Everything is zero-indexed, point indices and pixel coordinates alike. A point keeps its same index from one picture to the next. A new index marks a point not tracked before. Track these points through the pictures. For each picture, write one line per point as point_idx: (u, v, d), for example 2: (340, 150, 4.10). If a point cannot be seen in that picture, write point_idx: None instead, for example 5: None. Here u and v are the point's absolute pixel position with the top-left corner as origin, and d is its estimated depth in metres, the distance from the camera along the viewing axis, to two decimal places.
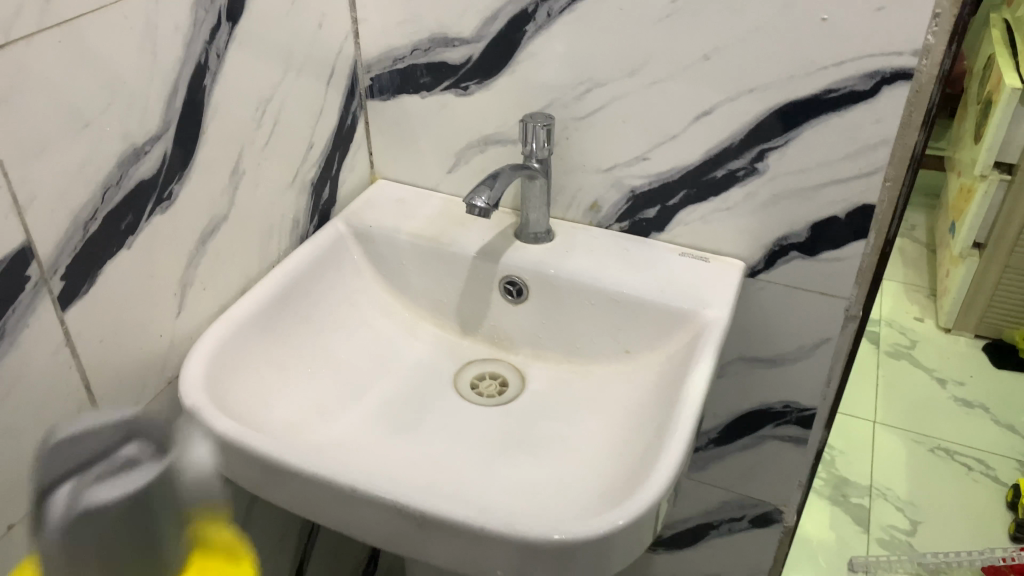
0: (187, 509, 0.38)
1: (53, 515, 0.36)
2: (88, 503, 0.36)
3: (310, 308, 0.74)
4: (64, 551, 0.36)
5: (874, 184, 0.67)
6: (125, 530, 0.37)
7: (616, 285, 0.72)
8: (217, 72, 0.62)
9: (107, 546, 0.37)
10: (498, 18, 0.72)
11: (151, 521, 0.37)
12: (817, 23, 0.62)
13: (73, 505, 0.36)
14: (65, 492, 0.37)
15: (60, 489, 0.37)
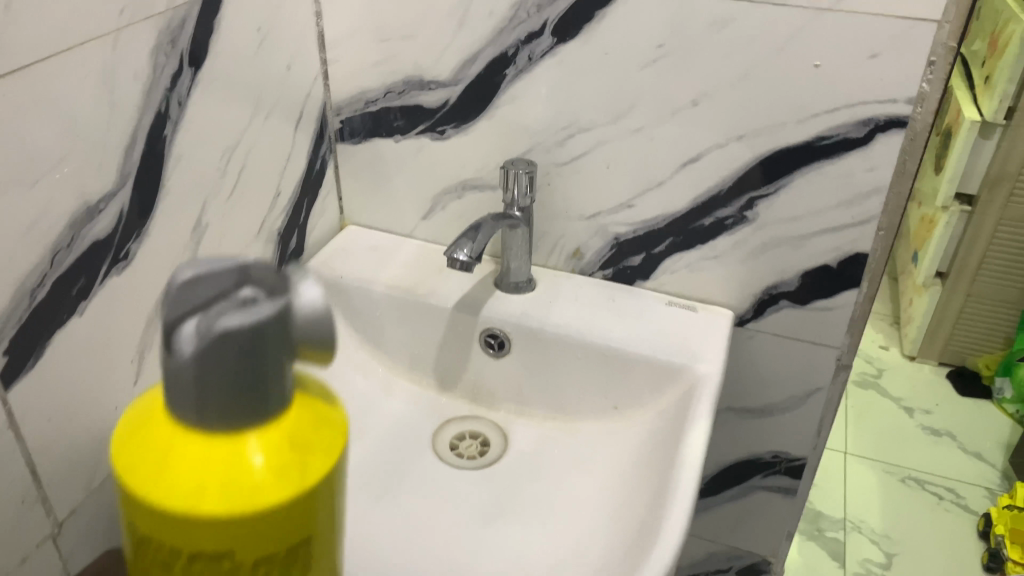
0: (296, 346, 0.32)
1: (185, 326, 0.29)
2: (228, 327, 0.29)
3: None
4: (191, 390, 0.30)
5: (867, 233, 0.65)
6: (247, 365, 0.30)
7: (601, 338, 0.69)
8: (179, 120, 0.58)
9: (244, 374, 0.30)
10: (476, 60, 0.69)
11: (280, 362, 0.31)
12: (810, 70, 0.60)
13: (209, 328, 0.29)
14: (197, 317, 0.30)
15: (193, 317, 0.29)
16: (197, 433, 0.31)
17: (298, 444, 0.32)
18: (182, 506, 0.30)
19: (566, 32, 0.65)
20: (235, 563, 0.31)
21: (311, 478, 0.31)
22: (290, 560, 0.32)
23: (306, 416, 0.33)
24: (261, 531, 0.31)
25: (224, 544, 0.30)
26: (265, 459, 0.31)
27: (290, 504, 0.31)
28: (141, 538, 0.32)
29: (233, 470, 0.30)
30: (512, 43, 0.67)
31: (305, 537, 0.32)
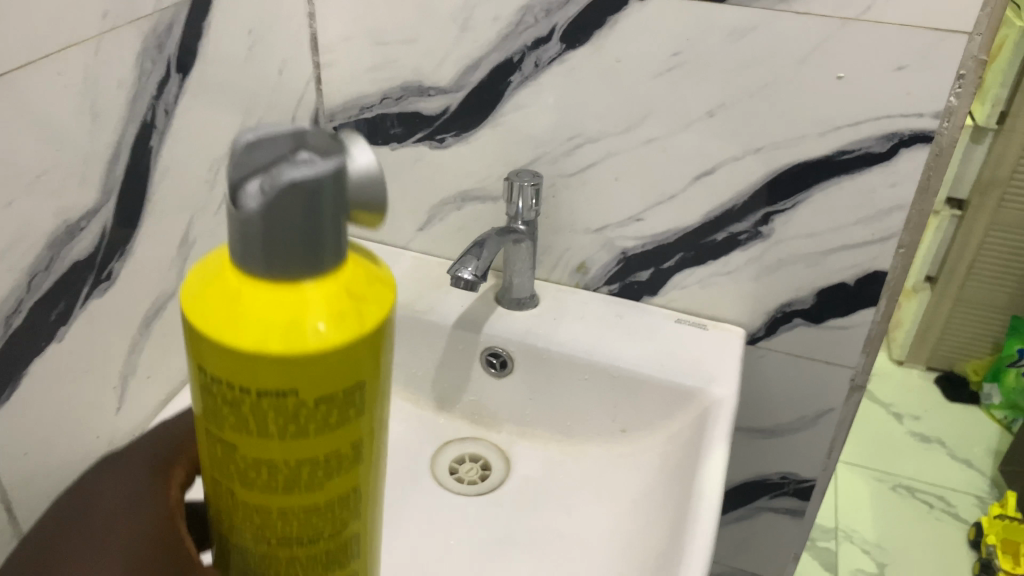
0: (350, 205, 0.28)
1: (248, 186, 0.26)
2: (298, 180, 0.26)
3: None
4: (261, 228, 0.26)
5: (887, 250, 0.63)
6: (307, 215, 0.26)
7: (611, 358, 0.66)
8: (166, 131, 0.54)
9: (307, 221, 0.26)
10: (480, 66, 0.65)
11: (334, 211, 0.27)
12: (832, 81, 0.58)
13: (276, 182, 0.26)
14: (261, 178, 0.26)
15: (254, 176, 0.26)
16: (252, 282, 0.27)
17: (355, 295, 0.28)
18: (245, 361, 0.26)
19: (576, 38, 0.62)
20: (298, 407, 0.27)
21: (369, 323, 0.28)
22: (350, 409, 0.28)
23: (359, 269, 0.29)
24: (321, 373, 0.27)
25: (286, 383, 0.26)
26: (327, 320, 0.27)
27: (350, 348, 0.27)
28: (206, 392, 0.28)
29: (291, 319, 0.27)
30: (518, 49, 0.63)
31: (360, 383, 0.28)
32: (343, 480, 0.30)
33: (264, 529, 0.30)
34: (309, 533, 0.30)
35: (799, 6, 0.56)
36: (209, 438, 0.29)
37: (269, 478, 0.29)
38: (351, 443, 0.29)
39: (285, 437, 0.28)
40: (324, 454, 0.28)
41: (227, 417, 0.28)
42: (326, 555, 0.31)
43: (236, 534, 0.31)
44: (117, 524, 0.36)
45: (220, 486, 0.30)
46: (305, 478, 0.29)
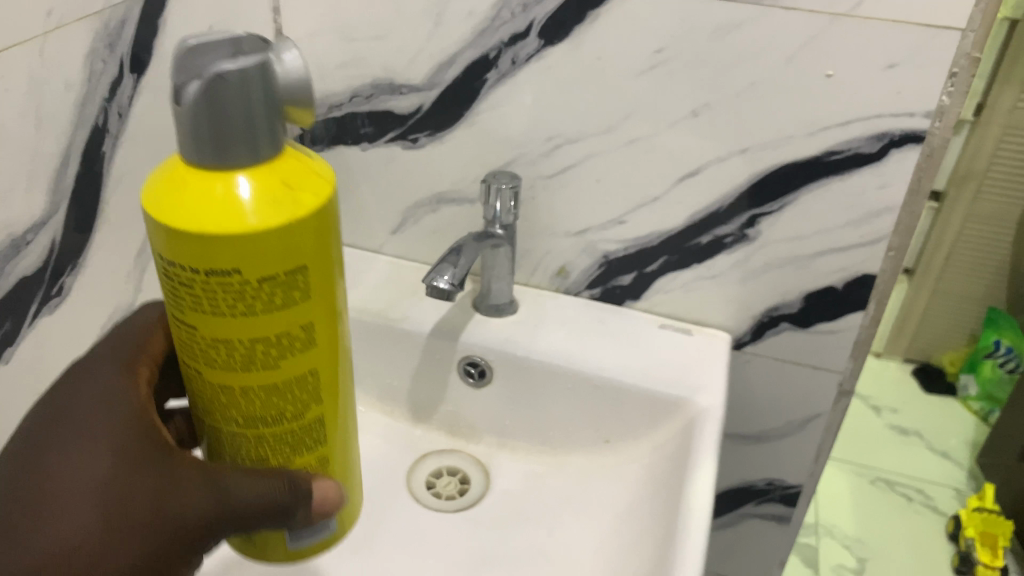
0: (279, 103, 0.33)
1: (188, 86, 0.31)
2: (227, 72, 0.31)
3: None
4: (202, 119, 0.31)
5: (877, 253, 0.61)
6: (244, 102, 0.31)
7: (593, 367, 0.63)
8: (120, 135, 0.51)
9: (237, 107, 0.31)
10: (454, 63, 0.62)
11: (261, 100, 0.32)
12: (822, 79, 0.55)
13: (211, 78, 0.31)
14: (198, 81, 0.31)
15: (193, 78, 0.31)
16: (199, 172, 0.32)
17: (289, 185, 0.33)
18: (197, 237, 0.32)
19: (555, 34, 0.59)
20: (243, 284, 0.32)
21: (302, 208, 0.33)
22: (294, 285, 0.34)
23: (290, 164, 0.34)
24: (264, 252, 0.32)
25: (232, 263, 0.32)
26: (261, 204, 0.32)
27: (289, 228, 0.32)
28: (167, 276, 0.34)
29: (229, 205, 0.32)
30: (494, 45, 0.61)
31: (302, 265, 0.34)
32: (296, 351, 0.35)
33: (232, 397, 0.35)
34: (270, 399, 0.36)
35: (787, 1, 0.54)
36: (179, 321, 0.35)
37: (231, 353, 0.34)
38: (299, 321, 0.35)
39: (239, 311, 0.33)
40: (274, 327, 0.34)
41: (190, 299, 0.33)
42: (290, 419, 0.37)
43: (221, 420, 0.36)
44: (87, 416, 0.39)
45: (193, 364, 0.36)
46: (261, 348, 0.34)
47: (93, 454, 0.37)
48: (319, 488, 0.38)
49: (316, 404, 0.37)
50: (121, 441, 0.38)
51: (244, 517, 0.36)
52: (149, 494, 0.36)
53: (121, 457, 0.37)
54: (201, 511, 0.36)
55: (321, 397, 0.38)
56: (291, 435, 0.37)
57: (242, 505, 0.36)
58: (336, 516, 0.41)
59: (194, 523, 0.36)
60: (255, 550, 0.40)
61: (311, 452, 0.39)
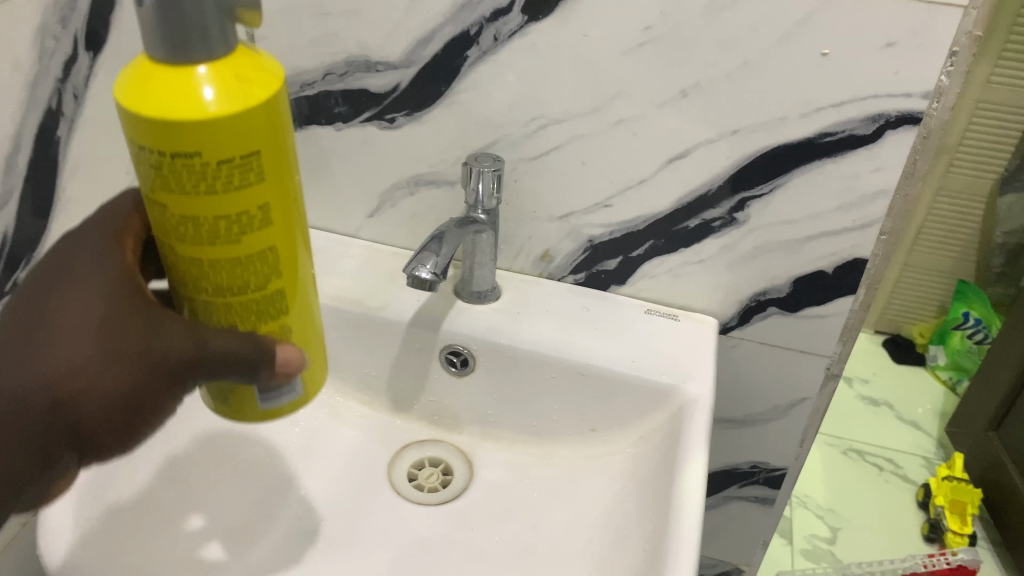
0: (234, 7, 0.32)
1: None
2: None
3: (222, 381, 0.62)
4: (160, 24, 0.31)
5: (868, 237, 0.60)
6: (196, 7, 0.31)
7: (580, 355, 0.61)
8: (76, 118, 0.48)
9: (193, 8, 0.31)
10: (433, 40, 0.59)
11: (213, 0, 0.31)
12: (817, 58, 0.53)
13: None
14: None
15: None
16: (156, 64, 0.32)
17: (243, 78, 0.33)
18: (155, 124, 0.31)
19: (539, 10, 0.56)
20: (203, 165, 0.32)
21: (255, 98, 0.32)
22: (251, 170, 0.33)
23: (244, 59, 0.33)
24: (220, 136, 0.32)
25: (193, 144, 0.31)
26: (216, 92, 0.32)
27: (242, 117, 0.32)
28: (131, 158, 0.33)
29: (186, 92, 0.31)
30: (476, 20, 0.57)
31: (257, 150, 0.33)
32: (258, 231, 0.35)
33: (199, 276, 0.35)
34: (237, 278, 0.36)
35: None
36: (151, 203, 0.34)
37: (195, 230, 0.34)
38: (257, 201, 0.34)
39: (201, 190, 0.33)
40: (234, 208, 0.34)
41: (156, 180, 0.33)
42: (257, 297, 0.37)
43: (190, 294, 0.36)
44: (91, 268, 0.38)
45: (164, 243, 0.35)
46: (223, 228, 0.34)
47: (93, 295, 0.37)
48: (279, 350, 0.39)
49: (281, 279, 0.37)
50: (117, 290, 0.37)
51: (215, 372, 0.36)
52: (139, 336, 0.36)
53: (121, 301, 0.37)
54: (185, 355, 0.36)
55: (285, 280, 0.38)
56: (258, 311, 0.37)
57: (215, 357, 0.36)
58: (305, 379, 0.42)
59: (179, 363, 0.36)
60: (228, 409, 0.41)
61: (276, 320, 0.39)
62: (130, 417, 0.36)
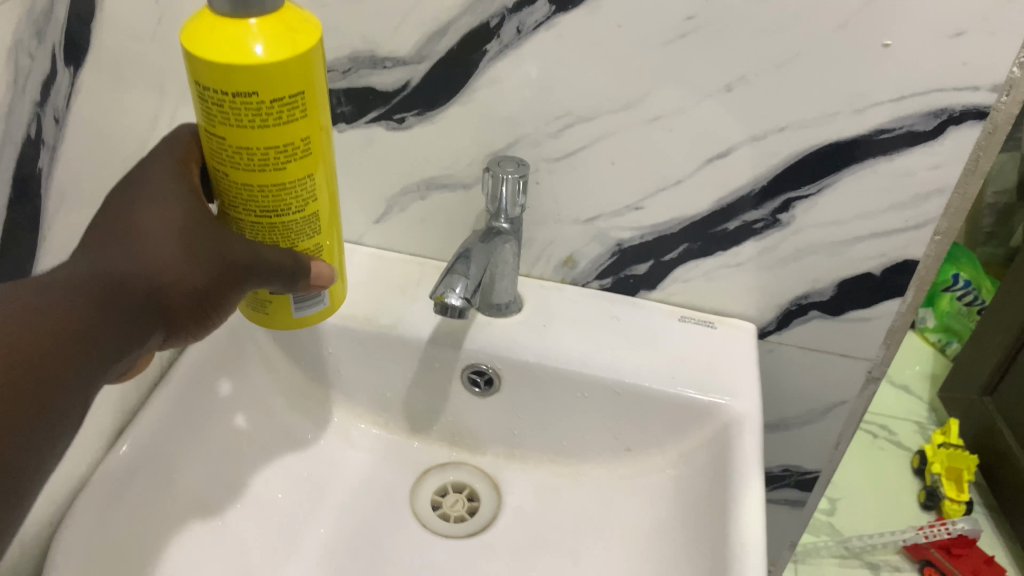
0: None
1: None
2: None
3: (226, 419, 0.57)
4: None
5: (920, 238, 0.56)
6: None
7: (616, 373, 0.57)
8: (58, 145, 0.42)
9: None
10: (447, 32, 0.53)
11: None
12: (877, 49, 0.49)
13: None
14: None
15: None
16: (218, 17, 0.36)
17: (289, 30, 0.37)
18: (220, 69, 0.36)
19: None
20: (260, 104, 0.37)
21: (302, 47, 0.37)
22: (296, 108, 0.39)
23: (287, 14, 0.38)
24: (275, 78, 0.37)
25: (251, 86, 0.36)
26: (270, 43, 0.36)
27: (292, 63, 0.37)
28: (195, 96, 0.38)
29: (245, 42, 0.36)
30: (496, 11, 0.52)
31: (301, 91, 0.38)
32: (298, 159, 0.40)
33: (249, 198, 0.41)
34: (281, 199, 0.41)
35: None
36: (207, 134, 0.39)
37: (249, 159, 0.39)
38: (300, 134, 0.40)
39: (256, 124, 0.38)
40: (282, 139, 0.39)
41: (216, 114, 0.38)
42: (296, 216, 0.43)
43: (237, 214, 0.41)
44: (164, 183, 0.39)
45: (218, 168, 0.40)
46: (272, 156, 0.39)
47: (172, 203, 0.38)
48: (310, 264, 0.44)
49: (314, 201, 0.43)
50: (192, 199, 0.39)
51: (265, 277, 0.41)
52: (218, 237, 0.39)
53: (198, 210, 0.39)
54: (246, 258, 0.40)
55: (318, 200, 0.43)
56: (295, 229, 0.43)
57: (266, 262, 0.41)
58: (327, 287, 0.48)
59: (244, 262, 0.40)
60: (262, 317, 0.47)
61: (311, 239, 0.45)
62: (204, 312, 0.38)
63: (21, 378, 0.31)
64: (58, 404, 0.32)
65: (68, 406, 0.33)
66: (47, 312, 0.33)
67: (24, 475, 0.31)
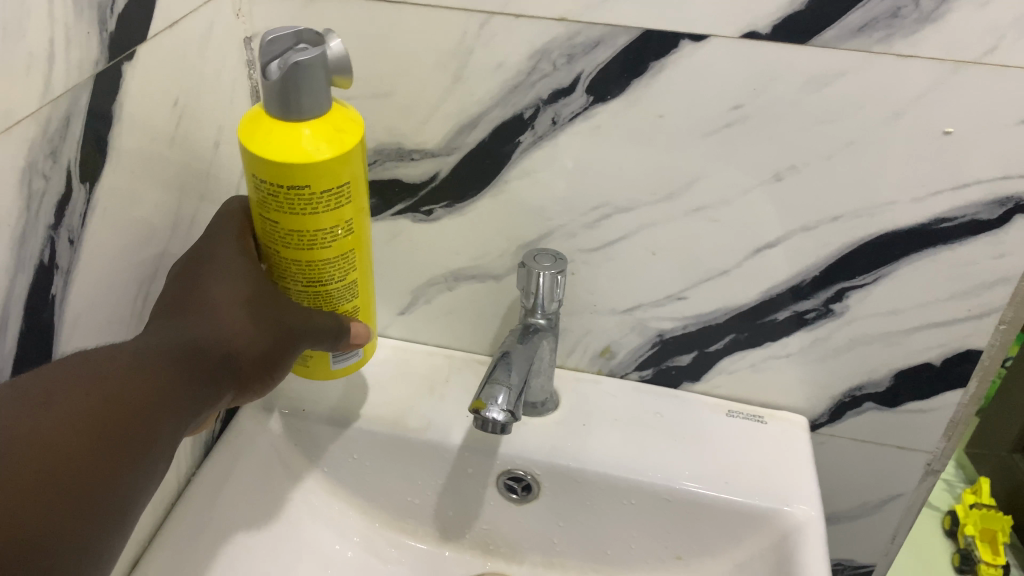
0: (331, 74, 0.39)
1: (268, 66, 0.37)
2: (298, 61, 0.37)
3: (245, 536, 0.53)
4: (279, 92, 0.37)
5: (984, 328, 0.52)
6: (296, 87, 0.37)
7: (664, 480, 0.53)
8: (72, 267, 0.39)
9: (307, 85, 0.37)
10: (478, 124, 0.51)
11: (323, 76, 0.38)
12: (937, 137, 0.46)
13: (287, 64, 0.37)
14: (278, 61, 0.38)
15: (273, 59, 0.37)
16: (275, 119, 0.39)
17: (338, 129, 0.40)
18: (277, 165, 0.38)
19: (607, 90, 0.48)
20: (311, 194, 0.39)
21: (350, 144, 0.39)
22: (342, 196, 0.41)
23: (337, 116, 0.40)
24: (325, 172, 0.39)
25: (304, 180, 0.38)
26: (321, 141, 0.39)
27: (339, 158, 0.39)
28: (252, 185, 0.40)
29: (300, 142, 0.38)
30: (530, 102, 0.49)
31: (347, 182, 0.40)
32: (342, 239, 0.42)
33: (297, 274, 0.43)
34: (327, 274, 0.43)
35: (902, 47, 0.43)
36: (258, 216, 0.41)
37: (299, 241, 0.41)
38: (344, 217, 0.42)
39: (307, 211, 0.40)
40: (329, 223, 0.41)
41: (267, 202, 0.40)
42: (340, 288, 0.44)
43: (284, 288, 0.43)
44: (230, 257, 0.41)
45: (269, 249, 0.42)
46: (319, 237, 0.41)
47: (235, 273, 0.41)
48: (353, 327, 0.45)
49: (355, 274, 0.45)
50: (251, 271, 0.41)
51: (319, 340, 0.43)
52: (278, 306, 0.41)
53: (258, 280, 0.41)
54: (302, 322, 0.41)
55: (359, 272, 0.45)
56: (339, 299, 0.45)
57: (320, 327, 0.43)
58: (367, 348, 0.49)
59: (300, 325, 0.41)
60: (300, 368, 0.47)
61: (351, 306, 0.46)
62: (267, 371, 0.40)
63: (107, 440, 0.32)
64: (141, 464, 0.33)
65: (149, 467, 0.34)
66: (132, 375, 0.34)
67: (105, 522, 0.31)
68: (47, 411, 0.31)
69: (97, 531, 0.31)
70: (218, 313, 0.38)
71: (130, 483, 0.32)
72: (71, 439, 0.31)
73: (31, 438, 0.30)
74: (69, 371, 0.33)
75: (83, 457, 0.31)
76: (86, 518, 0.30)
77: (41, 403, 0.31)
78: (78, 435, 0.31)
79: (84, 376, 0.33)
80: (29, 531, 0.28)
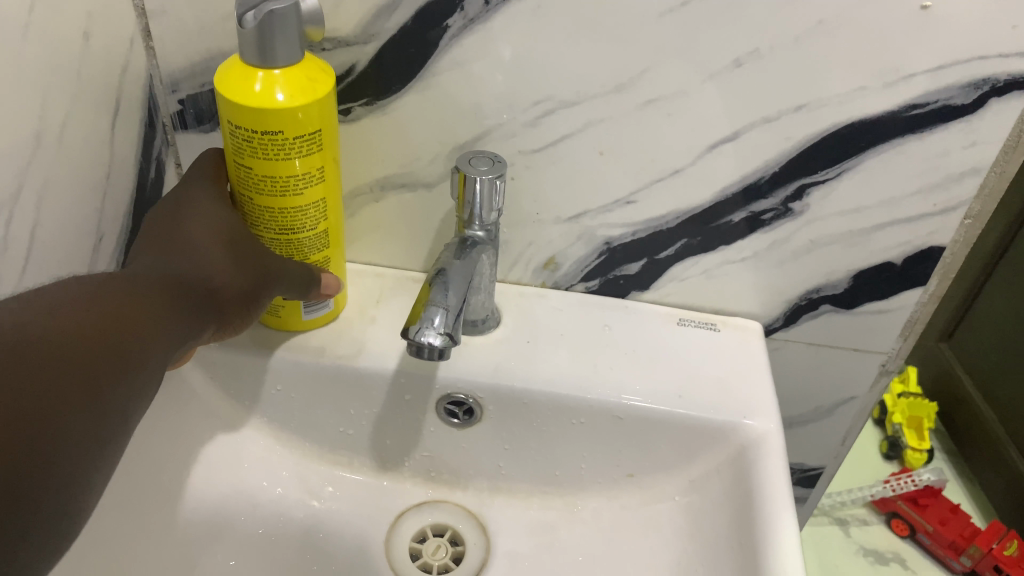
0: (305, 27, 0.39)
1: (245, 16, 0.37)
2: (274, 11, 0.37)
3: (160, 479, 0.48)
4: (255, 43, 0.38)
5: (949, 223, 0.49)
6: (271, 39, 0.38)
7: (616, 396, 0.50)
8: None
9: (283, 37, 0.38)
10: (399, 7, 0.44)
11: (296, 24, 0.38)
12: (914, 13, 0.41)
13: (263, 16, 0.37)
14: (254, 11, 0.37)
15: (248, 9, 0.37)
16: (251, 67, 0.39)
17: (312, 79, 0.40)
18: (252, 111, 0.39)
19: None
20: (285, 140, 0.40)
21: (322, 92, 0.40)
22: (314, 144, 0.42)
23: (311, 65, 0.40)
24: (298, 119, 0.40)
25: (277, 127, 0.40)
26: (295, 90, 0.39)
27: (312, 107, 0.40)
28: (226, 131, 0.41)
29: (274, 88, 0.39)
30: None
31: (318, 129, 0.41)
32: (314, 186, 0.44)
33: (269, 219, 0.44)
34: (298, 221, 0.45)
35: None
36: (232, 163, 0.42)
37: (272, 186, 0.42)
38: (314, 164, 0.43)
39: (279, 157, 0.41)
40: (301, 169, 0.42)
41: (242, 149, 0.41)
42: (310, 235, 0.46)
43: (257, 232, 0.45)
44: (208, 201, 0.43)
45: (242, 194, 0.44)
46: (292, 185, 0.43)
47: (216, 215, 0.42)
48: (323, 277, 0.47)
49: (326, 221, 0.46)
50: (227, 215, 0.43)
51: (290, 287, 0.45)
52: (254, 248, 0.43)
53: (235, 221, 0.43)
54: (276, 266, 0.43)
55: (329, 219, 0.46)
56: (308, 246, 0.46)
57: (293, 274, 0.45)
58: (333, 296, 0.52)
59: (276, 270, 0.43)
60: (278, 320, 0.51)
61: (321, 253, 0.47)
62: (246, 307, 0.42)
63: (106, 347, 0.32)
64: (145, 372, 0.34)
65: (145, 373, 0.34)
66: (124, 294, 0.35)
67: (117, 423, 0.31)
68: (53, 317, 0.31)
69: (107, 422, 0.31)
70: (194, 252, 0.40)
71: (127, 380, 0.32)
72: (78, 339, 0.31)
73: (45, 332, 0.30)
74: (67, 289, 0.33)
75: (91, 358, 0.31)
76: (96, 408, 0.30)
77: (46, 311, 0.31)
78: (95, 342, 0.32)
79: (80, 294, 0.33)
80: (44, 410, 0.28)
